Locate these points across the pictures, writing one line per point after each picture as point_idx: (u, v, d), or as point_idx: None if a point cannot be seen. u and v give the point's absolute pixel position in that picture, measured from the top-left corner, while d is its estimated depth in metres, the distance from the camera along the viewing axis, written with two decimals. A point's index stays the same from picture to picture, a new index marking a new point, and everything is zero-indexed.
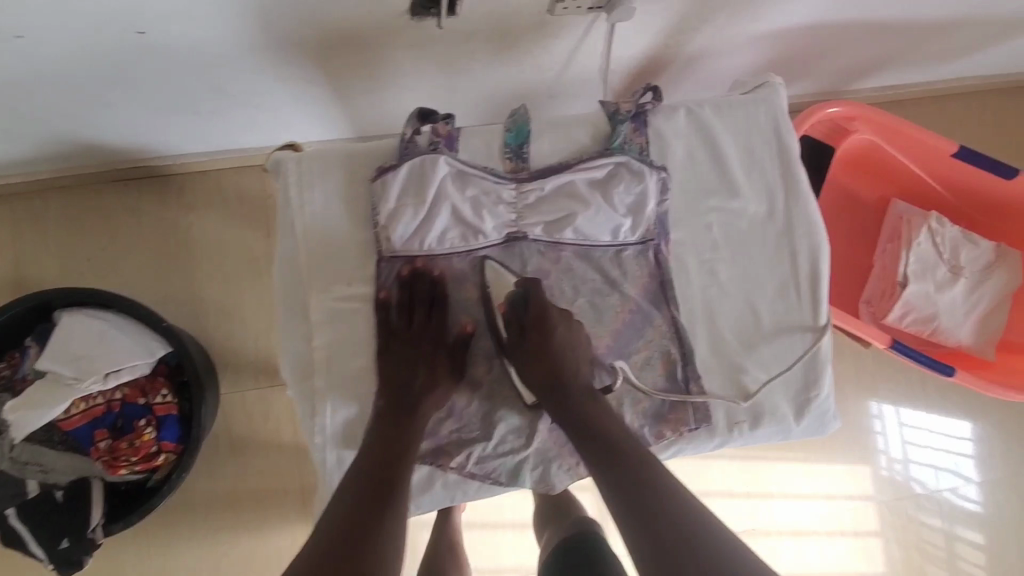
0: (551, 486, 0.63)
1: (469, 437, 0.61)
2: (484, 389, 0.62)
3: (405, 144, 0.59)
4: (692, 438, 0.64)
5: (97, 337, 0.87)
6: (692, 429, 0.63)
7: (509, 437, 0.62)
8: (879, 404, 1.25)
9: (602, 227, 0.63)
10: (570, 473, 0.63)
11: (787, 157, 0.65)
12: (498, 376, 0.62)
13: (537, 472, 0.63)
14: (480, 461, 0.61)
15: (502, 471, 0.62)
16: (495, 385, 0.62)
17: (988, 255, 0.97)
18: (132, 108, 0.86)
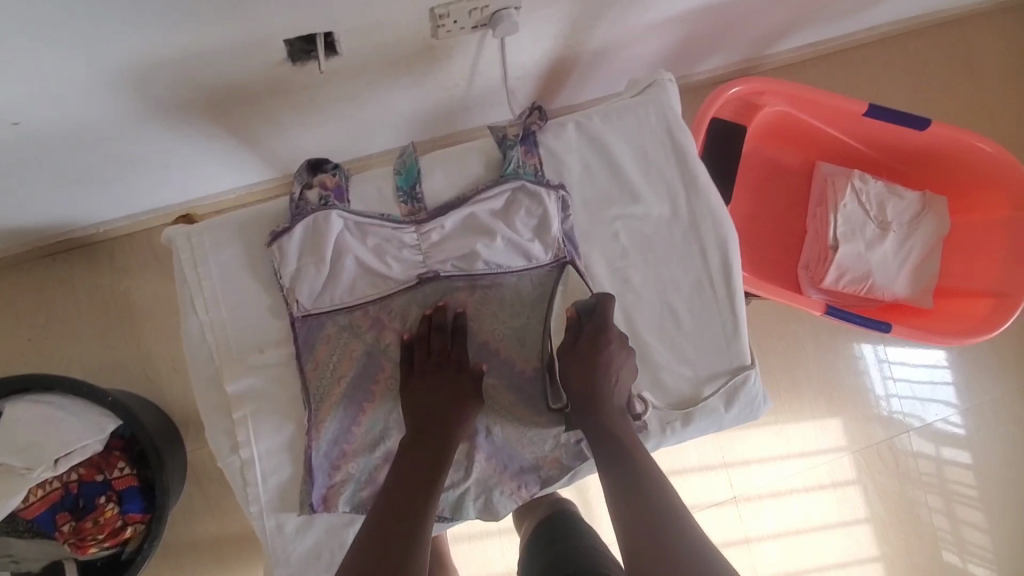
0: (496, 513, 0.64)
1: None
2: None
3: (296, 205, 0.58)
4: None
5: (42, 422, 0.87)
6: None
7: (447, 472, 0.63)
8: (862, 344, 1.29)
9: (510, 254, 0.62)
10: (513, 498, 0.64)
11: (683, 155, 0.66)
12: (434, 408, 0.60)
13: (480, 501, 0.64)
14: None
15: (444, 506, 0.63)
16: None
17: (915, 205, 0.98)
18: (35, 190, 0.84)
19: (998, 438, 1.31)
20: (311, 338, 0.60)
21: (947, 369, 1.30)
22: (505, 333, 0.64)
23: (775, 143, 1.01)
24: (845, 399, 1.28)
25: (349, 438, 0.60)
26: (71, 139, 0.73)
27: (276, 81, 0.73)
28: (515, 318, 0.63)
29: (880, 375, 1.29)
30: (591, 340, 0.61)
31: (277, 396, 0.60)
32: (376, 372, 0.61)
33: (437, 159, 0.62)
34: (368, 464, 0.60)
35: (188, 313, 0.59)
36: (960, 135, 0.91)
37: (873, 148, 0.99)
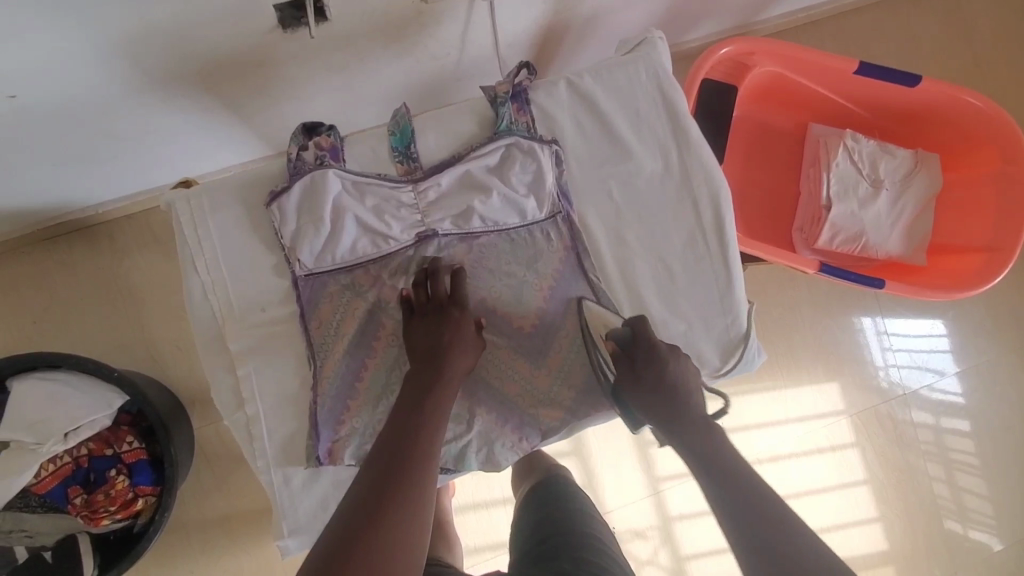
0: (498, 465, 0.66)
1: None
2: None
3: (293, 163, 0.59)
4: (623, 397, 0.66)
5: (49, 399, 0.88)
6: None
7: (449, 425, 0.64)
8: (862, 318, 1.30)
9: (506, 211, 0.63)
10: (515, 450, 0.65)
11: (674, 110, 0.66)
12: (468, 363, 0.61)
13: (482, 454, 0.65)
14: None
15: (448, 458, 0.64)
16: None
17: (907, 163, 0.98)
18: (33, 169, 0.85)
19: (996, 401, 1.32)
20: (314, 298, 0.61)
21: (944, 339, 1.32)
22: (501, 290, 0.65)
23: (767, 106, 1.02)
24: (843, 365, 1.29)
25: (351, 395, 0.61)
26: (66, 115, 0.74)
27: (268, 50, 0.73)
28: (511, 275, 0.65)
29: (879, 346, 1.30)
30: (647, 357, 0.60)
31: (281, 354, 0.61)
32: (377, 330, 0.63)
33: (430, 119, 0.63)
34: (372, 418, 0.62)
35: (189, 275, 0.60)
36: (950, 91, 0.91)
37: (865, 108, 1.00)
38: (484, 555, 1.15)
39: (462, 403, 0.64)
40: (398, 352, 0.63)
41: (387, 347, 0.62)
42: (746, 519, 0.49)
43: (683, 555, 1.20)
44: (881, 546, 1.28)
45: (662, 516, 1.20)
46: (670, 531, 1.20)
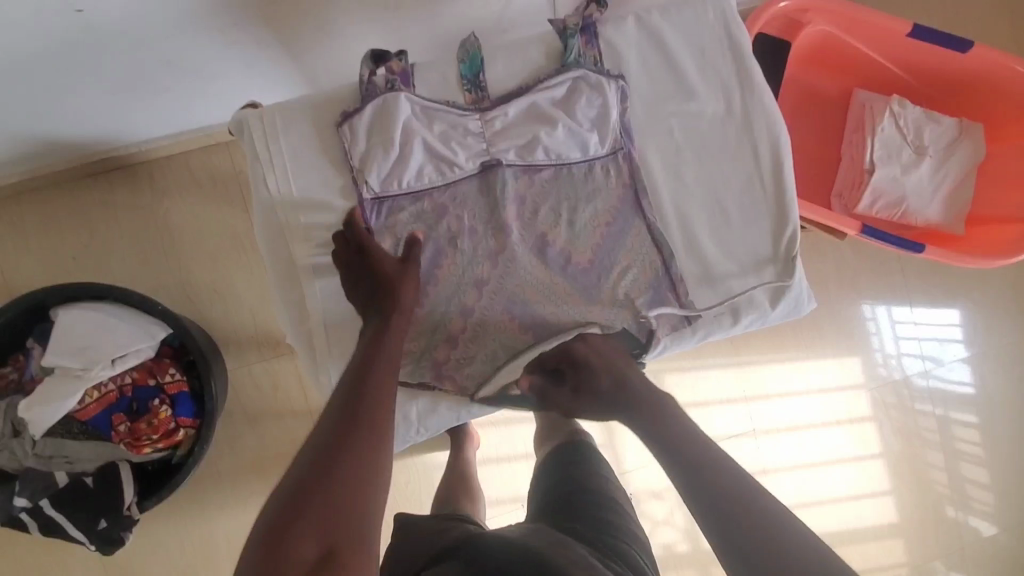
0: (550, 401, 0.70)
1: (468, 360, 0.64)
2: (475, 316, 0.64)
3: (365, 84, 0.60)
4: (678, 337, 0.67)
5: (96, 326, 0.90)
6: (681, 329, 0.67)
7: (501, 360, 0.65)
8: (871, 305, 1.30)
9: (569, 144, 0.64)
10: None
11: (739, 52, 0.66)
12: (487, 303, 0.64)
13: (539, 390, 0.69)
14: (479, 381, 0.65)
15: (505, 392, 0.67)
16: (486, 310, 0.64)
17: (952, 131, 0.98)
18: (84, 96, 0.86)
19: (1011, 385, 1.33)
20: (380, 221, 0.62)
21: (956, 328, 1.32)
22: (563, 224, 0.65)
23: (814, 69, 1.01)
24: (866, 341, 1.30)
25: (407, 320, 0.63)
26: (127, 39, 0.74)
27: None
28: (572, 208, 0.65)
29: (902, 326, 1.31)
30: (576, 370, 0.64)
31: None
32: (439, 260, 0.63)
33: (500, 52, 0.63)
34: (431, 341, 0.64)
35: (261, 192, 0.61)
36: (999, 60, 0.91)
37: (913, 75, 0.99)
38: (506, 506, 1.17)
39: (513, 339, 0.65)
40: (460, 282, 0.63)
41: (442, 279, 0.63)
42: (714, 506, 0.51)
43: (698, 518, 1.21)
44: (889, 519, 1.30)
45: None
46: None
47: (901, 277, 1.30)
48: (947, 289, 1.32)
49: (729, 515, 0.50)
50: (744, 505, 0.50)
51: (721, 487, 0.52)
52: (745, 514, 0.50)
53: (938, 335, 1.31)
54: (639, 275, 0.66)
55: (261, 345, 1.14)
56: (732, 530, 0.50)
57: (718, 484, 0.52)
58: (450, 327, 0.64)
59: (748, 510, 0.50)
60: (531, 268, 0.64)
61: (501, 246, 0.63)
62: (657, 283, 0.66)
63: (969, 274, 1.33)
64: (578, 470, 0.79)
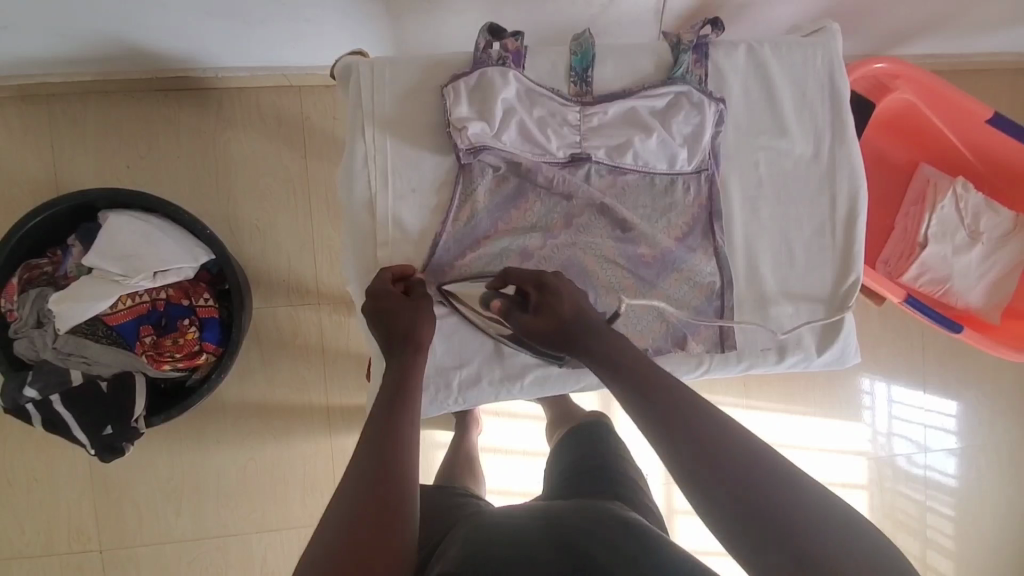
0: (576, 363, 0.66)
1: None
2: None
3: (478, 54, 0.61)
4: (759, 362, 0.68)
5: (143, 237, 0.91)
6: (760, 348, 0.68)
7: None
8: (871, 379, 1.30)
9: (658, 155, 0.64)
10: None
11: (838, 102, 0.67)
12: (550, 253, 0.65)
13: None
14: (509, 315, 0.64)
15: None
16: (545, 261, 0.65)
17: (1008, 224, 1.00)
18: (182, 10, 0.86)
19: (1005, 481, 1.34)
20: (467, 185, 0.62)
21: (950, 418, 1.33)
22: (638, 227, 0.66)
23: (887, 135, 1.03)
24: (874, 410, 1.31)
25: (440, 273, 0.63)
26: None
27: None
28: (647, 215, 0.66)
29: (909, 406, 1.32)
30: (542, 290, 0.58)
31: (418, 237, 0.63)
32: (490, 226, 0.63)
33: (612, 53, 0.64)
34: (482, 273, 0.64)
35: (355, 138, 0.61)
36: None
37: (982, 162, 1.00)
38: (495, 498, 1.17)
39: None
40: (504, 248, 0.64)
41: (490, 244, 0.63)
42: (720, 490, 0.44)
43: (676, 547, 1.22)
44: None
45: (666, 506, 1.22)
46: (671, 522, 1.22)
47: (919, 359, 1.31)
48: (962, 380, 1.32)
49: (741, 497, 0.43)
50: (758, 483, 0.43)
51: (730, 464, 0.44)
52: (760, 497, 0.43)
53: (938, 424, 1.33)
54: (697, 285, 0.67)
55: (289, 290, 1.14)
56: (744, 515, 0.43)
57: (723, 460, 0.45)
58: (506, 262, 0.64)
59: (761, 489, 0.43)
60: (582, 256, 0.65)
61: (556, 230, 0.65)
62: (711, 296, 0.67)
63: (988, 365, 1.33)
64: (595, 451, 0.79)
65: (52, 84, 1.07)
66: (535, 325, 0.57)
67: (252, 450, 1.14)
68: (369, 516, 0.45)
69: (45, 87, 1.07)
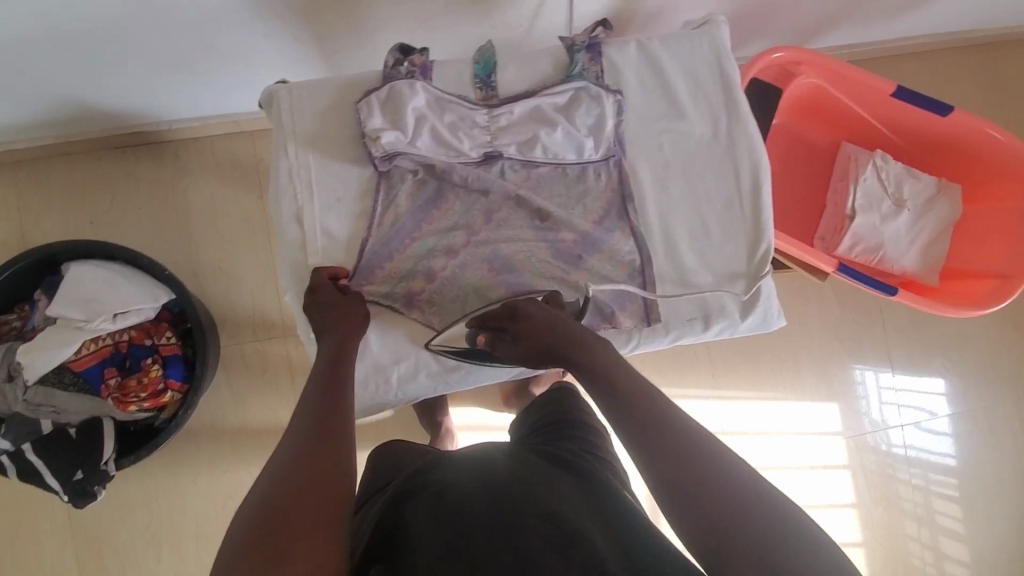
0: None
1: (441, 293, 0.68)
2: (438, 282, 0.68)
3: (388, 71, 0.67)
4: (687, 331, 0.72)
5: (105, 282, 0.94)
6: (686, 318, 0.71)
7: (470, 300, 0.69)
8: (861, 368, 1.33)
9: (566, 146, 0.69)
10: None
11: (730, 82, 0.72)
12: (475, 248, 0.69)
13: None
14: (440, 310, 0.68)
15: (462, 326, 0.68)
16: (471, 255, 0.69)
17: (931, 189, 1.05)
18: (128, 66, 0.92)
19: (991, 451, 1.33)
20: (390, 192, 0.67)
21: (942, 397, 1.33)
22: (555, 215, 0.70)
23: (805, 119, 1.09)
24: (846, 390, 1.32)
25: (372, 277, 0.67)
26: (177, 16, 0.81)
27: None
28: (563, 203, 0.70)
29: (883, 389, 1.33)
30: (514, 319, 0.63)
31: (348, 243, 0.67)
32: (415, 227, 0.68)
33: (513, 58, 0.70)
34: (411, 272, 0.68)
35: (280, 157, 0.66)
36: (978, 125, 0.98)
37: (897, 134, 1.07)
38: None
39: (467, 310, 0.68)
40: (430, 247, 0.68)
41: (416, 244, 0.68)
42: (675, 483, 0.48)
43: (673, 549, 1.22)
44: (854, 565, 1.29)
45: (652, 508, 1.22)
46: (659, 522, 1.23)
47: (883, 335, 1.34)
48: (931, 353, 1.34)
49: (690, 491, 0.47)
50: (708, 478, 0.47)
51: (705, 474, 0.47)
52: (729, 509, 0.46)
53: (921, 401, 1.33)
54: (619, 264, 0.71)
55: (256, 326, 1.17)
56: (686, 486, 0.47)
57: (674, 444, 0.50)
58: (432, 260, 0.68)
59: (713, 487, 0.47)
60: (505, 247, 0.69)
61: (477, 226, 0.69)
62: (632, 274, 0.71)
63: (957, 335, 1.35)
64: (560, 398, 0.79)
65: (17, 150, 1.13)
66: (518, 350, 0.63)
67: (228, 489, 1.14)
68: (300, 470, 0.49)
69: (10, 153, 1.13)
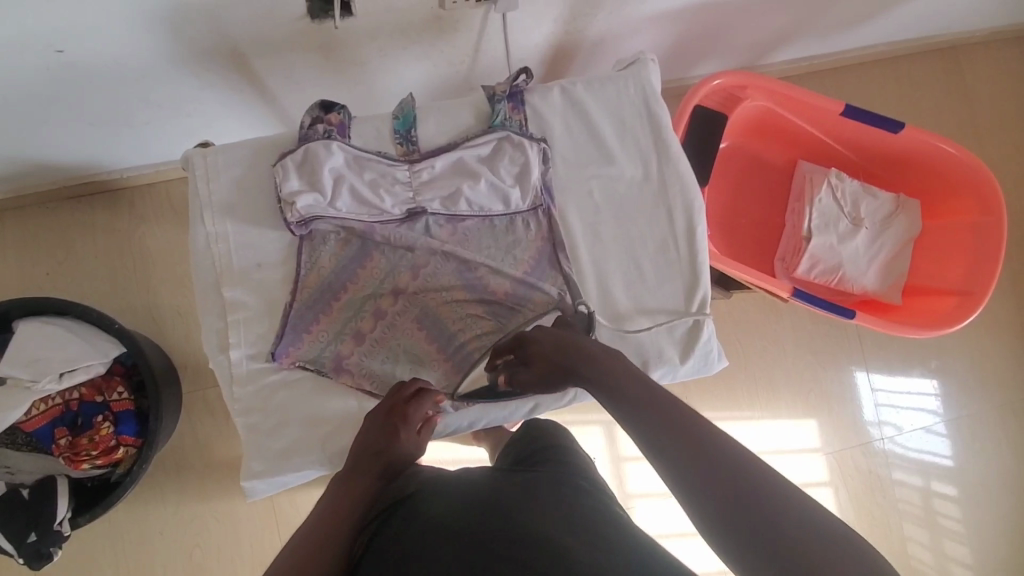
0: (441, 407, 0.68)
1: (371, 355, 0.67)
2: (366, 344, 0.67)
3: (304, 131, 0.65)
4: None
5: (52, 340, 0.92)
6: None
7: (401, 359, 0.68)
8: (860, 371, 1.24)
9: (491, 198, 0.68)
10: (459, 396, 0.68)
11: (657, 123, 0.72)
12: (402, 307, 0.68)
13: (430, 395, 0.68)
14: (368, 373, 0.67)
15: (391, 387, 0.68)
16: (399, 314, 0.68)
17: (889, 205, 1.03)
18: (64, 124, 0.90)
19: (992, 463, 1.25)
20: (312, 254, 0.66)
21: (933, 397, 1.25)
22: (484, 268, 0.69)
23: (759, 139, 1.07)
24: (835, 404, 1.23)
25: (297, 344, 0.66)
26: (103, 78, 0.79)
27: (304, 37, 0.76)
28: (492, 255, 0.69)
29: (872, 399, 1.24)
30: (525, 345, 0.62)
31: (271, 308, 0.66)
32: (340, 289, 0.67)
33: (433, 111, 0.69)
34: (338, 335, 0.67)
35: (202, 227, 0.66)
36: (931, 141, 0.96)
37: (853, 151, 1.05)
38: None
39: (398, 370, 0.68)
40: (357, 307, 0.68)
41: (342, 306, 0.67)
42: (706, 489, 0.43)
43: None
44: None
45: None
46: None
47: (869, 346, 1.25)
48: (923, 354, 1.25)
49: (726, 495, 0.43)
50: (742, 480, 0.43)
51: (756, 496, 0.42)
52: (786, 542, 0.40)
53: (913, 408, 1.24)
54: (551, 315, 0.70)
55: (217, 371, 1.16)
56: (728, 511, 0.42)
57: (715, 461, 0.44)
58: (359, 323, 0.67)
59: (749, 488, 0.42)
60: (434, 305, 0.68)
61: (404, 284, 0.68)
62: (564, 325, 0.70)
63: (948, 343, 1.26)
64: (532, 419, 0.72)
65: None
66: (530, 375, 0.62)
67: (185, 542, 1.09)
68: None
69: None
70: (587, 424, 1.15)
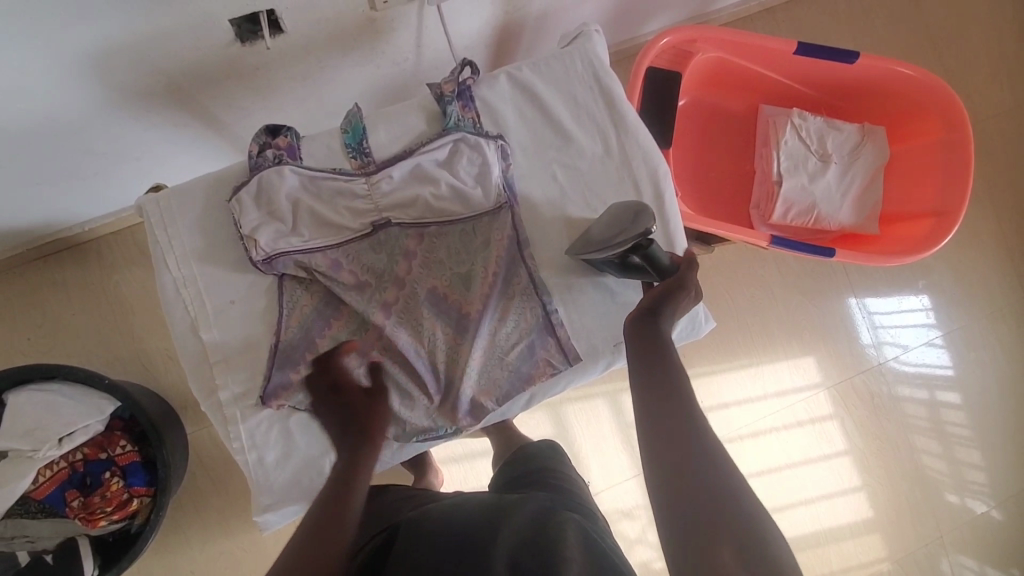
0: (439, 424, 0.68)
1: (364, 389, 0.66)
2: (355, 380, 0.66)
3: (254, 160, 0.63)
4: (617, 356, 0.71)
5: (44, 406, 0.91)
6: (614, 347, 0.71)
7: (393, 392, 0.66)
8: (857, 298, 1.25)
9: (454, 200, 0.67)
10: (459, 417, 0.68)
11: (610, 96, 0.72)
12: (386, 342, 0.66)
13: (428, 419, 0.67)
14: None
15: None
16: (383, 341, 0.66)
17: (855, 137, 1.03)
18: (12, 188, 0.87)
19: (991, 365, 1.27)
20: (290, 287, 0.66)
21: (926, 313, 1.26)
22: (452, 277, 0.68)
23: (716, 91, 1.06)
24: (832, 335, 1.24)
25: (286, 385, 0.65)
26: (40, 137, 0.77)
27: (238, 61, 0.74)
28: (463, 261, 0.69)
29: (867, 324, 1.25)
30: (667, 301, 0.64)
31: (250, 342, 0.66)
32: (323, 323, 0.66)
33: (381, 119, 0.68)
34: None
35: (168, 275, 0.65)
36: (887, 66, 0.95)
37: (811, 87, 1.05)
38: None
39: (403, 398, 0.67)
40: (343, 339, 0.66)
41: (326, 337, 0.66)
42: (674, 474, 0.48)
43: None
44: (864, 514, 1.22)
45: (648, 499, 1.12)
46: None
47: (857, 274, 1.26)
48: (911, 273, 1.26)
49: (688, 484, 0.47)
50: (717, 514, 0.45)
51: (704, 470, 0.47)
52: (722, 507, 0.45)
53: (910, 326, 1.26)
54: (523, 317, 0.69)
55: None
56: (682, 462, 0.48)
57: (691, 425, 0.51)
58: (346, 354, 0.66)
59: (739, 527, 0.44)
60: (417, 325, 0.67)
61: (380, 324, 0.65)
62: (537, 326, 0.69)
63: (935, 259, 1.27)
64: (525, 452, 0.76)
65: None
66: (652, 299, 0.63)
67: None
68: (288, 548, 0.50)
69: None
70: (592, 398, 1.13)
